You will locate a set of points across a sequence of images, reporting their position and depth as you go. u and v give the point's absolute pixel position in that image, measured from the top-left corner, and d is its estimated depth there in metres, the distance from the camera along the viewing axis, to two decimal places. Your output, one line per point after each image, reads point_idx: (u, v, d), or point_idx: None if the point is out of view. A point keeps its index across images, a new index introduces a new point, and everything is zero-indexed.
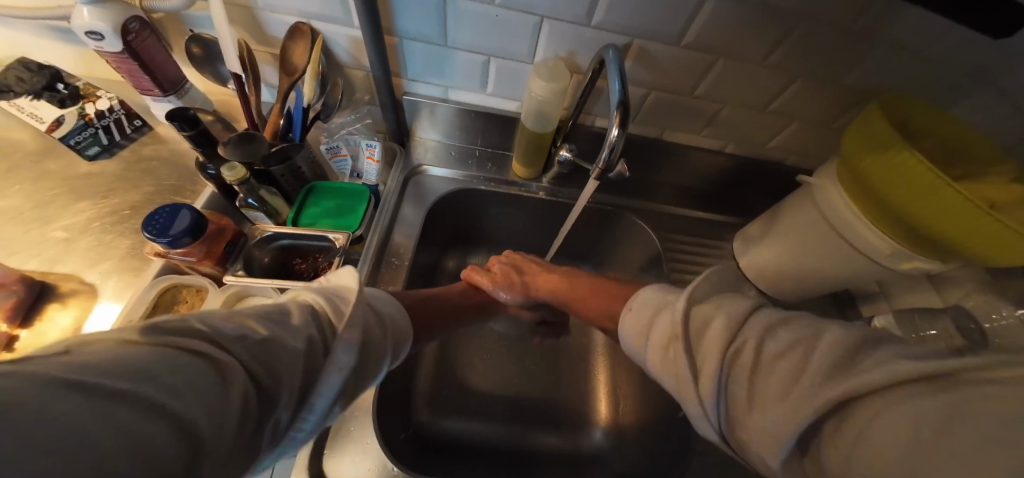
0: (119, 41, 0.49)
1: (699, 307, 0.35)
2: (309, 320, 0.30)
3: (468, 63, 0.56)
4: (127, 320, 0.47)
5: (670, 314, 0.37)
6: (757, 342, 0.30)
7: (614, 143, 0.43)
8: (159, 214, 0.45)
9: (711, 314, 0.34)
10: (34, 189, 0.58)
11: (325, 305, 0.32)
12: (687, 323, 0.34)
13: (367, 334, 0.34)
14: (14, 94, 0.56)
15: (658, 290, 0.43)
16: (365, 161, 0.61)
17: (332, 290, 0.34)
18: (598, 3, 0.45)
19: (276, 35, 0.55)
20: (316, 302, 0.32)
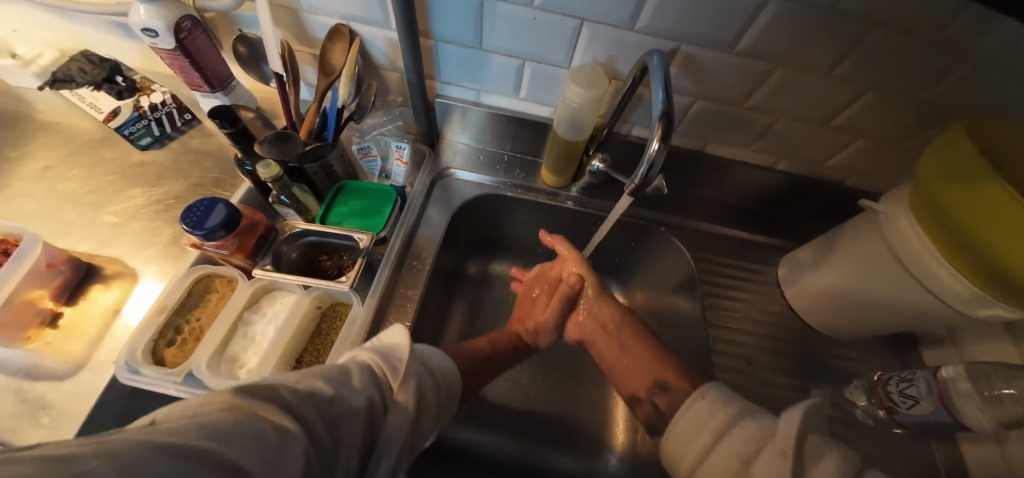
0: (172, 38, 0.51)
1: (808, 436, 0.32)
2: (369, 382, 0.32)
3: (503, 67, 0.54)
4: (162, 304, 0.48)
5: (757, 427, 0.35)
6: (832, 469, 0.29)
7: (654, 157, 0.39)
8: (196, 207, 0.46)
9: (817, 450, 0.31)
10: (93, 174, 0.62)
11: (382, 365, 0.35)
12: (794, 446, 0.31)
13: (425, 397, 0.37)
14: (76, 84, 0.61)
15: (719, 391, 0.40)
16: (395, 163, 0.61)
17: (388, 350, 0.37)
18: (644, 6, 0.43)
19: (318, 36, 0.56)
20: (375, 362, 0.35)
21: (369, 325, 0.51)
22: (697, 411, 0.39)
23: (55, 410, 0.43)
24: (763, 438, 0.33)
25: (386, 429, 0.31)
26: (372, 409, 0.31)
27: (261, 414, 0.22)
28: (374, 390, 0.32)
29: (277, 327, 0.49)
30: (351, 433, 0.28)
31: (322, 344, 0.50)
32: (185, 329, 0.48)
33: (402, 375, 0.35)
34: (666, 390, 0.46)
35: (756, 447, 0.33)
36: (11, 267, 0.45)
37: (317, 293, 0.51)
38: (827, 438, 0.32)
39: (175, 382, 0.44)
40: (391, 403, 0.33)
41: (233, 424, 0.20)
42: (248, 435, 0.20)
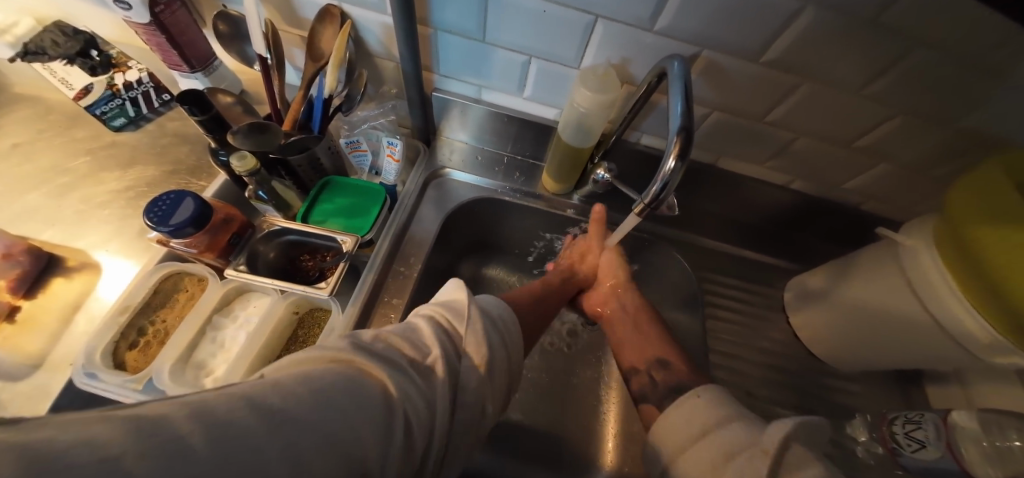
0: (146, 12, 0.46)
1: (792, 445, 0.29)
2: (436, 333, 0.33)
3: (507, 63, 0.50)
4: (124, 303, 0.44)
5: (749, 435, 0.31)
6: (818, 475, 0.27)
7: (669, 176, 0.36)
8: (162, 200, 0.42)
9: (800, 461, 0.28)
10: (62, 154, 0.58)
11: (445, 319, 0.35)
12: (778, 452, 0.29)
13: (495, 345, 0.35)
14: (47, 57, 0.55)
15: (714, 393, 0.37)
16: (386, 160, 0.56)
17: (448, 302, 0.37)
18: (666, 6, 0.38)
19: (307, 17, 0.51)
20: (435, 312, 0.35)
21: (349, 335, 0.47)
22: (689, 409, 0.36)
23: (6, 414, 0.40)
24: (748, 440, 0.31)
25: (464, 370, 0.32)
26: (449, 362, 0.31)
27: (357, 372, 0.25)
28: (442, 339, 0.32)
29: (248, 332, 0.45)
30: (434, 387, 0.29)
31: (298, 354, 0.47)
32: (149, 331, 0.44)
33: (467, 321, 0.34)
34: (665, 367, 0.46)
35: (740, 449, 0.30)
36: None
37: (294, 298, 0.48)
38: (814, 455, 0.29)
39: (134, 390, 0.41)
40: (461, 348, 0.33)
41: (330, 381, 0.22)
42: (346, 392, 0.22)
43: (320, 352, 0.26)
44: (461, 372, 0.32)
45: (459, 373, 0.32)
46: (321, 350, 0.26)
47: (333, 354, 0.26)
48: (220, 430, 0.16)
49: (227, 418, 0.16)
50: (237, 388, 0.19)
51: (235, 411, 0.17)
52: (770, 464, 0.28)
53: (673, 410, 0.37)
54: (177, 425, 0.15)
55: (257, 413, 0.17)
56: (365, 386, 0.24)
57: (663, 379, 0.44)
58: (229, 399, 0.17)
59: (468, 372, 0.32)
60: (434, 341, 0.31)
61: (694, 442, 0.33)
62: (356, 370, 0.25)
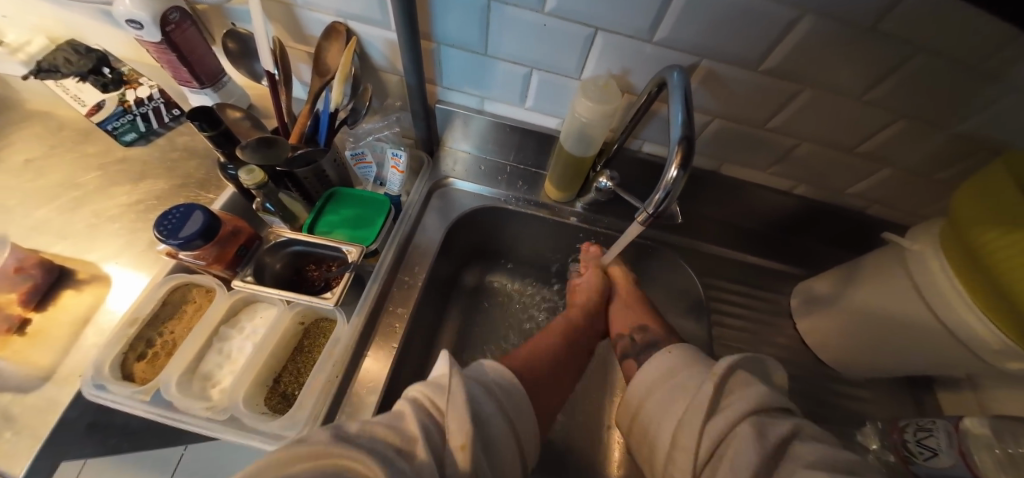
0: (157, 31, 0.48)
1: (735, 373, 0.37)
2: (419, 419, 0.32)
3: (510, 75, 0.51)
4: (133, 315, 0.45)
5: (705, 371, 0.39)
6: (756, 389, 0.35)
7: (671, 184, 0.36)
8: (172, 214, 0.43)
9: (743, 383, 0.36)
10: (74, 169, 0.60)
11: (427, 397, 0.34)
12: (722, 380, 0.36)
13: (484, 419, 0.34)
14: (61, 74, 0.58)
15: (685, 348, 0.44)
16: (390, 171, 0.57)
17: (432, 378, 0.36)
18: (665, 17, 0.39)
19: (314, 33, 0.52)
20: (421, 394, 0.34)
21: (354, 343, 0.47)
22: (666, 359, 0.43)
23: (17, 425, 0.41)
24: (703, 376, 0.38)
25: (448, 460, 0.30)
26: (429, 442, 0.30)
27: (343, 470, 0.25)
28: (424, 427, 0.31)
29: (255, 343, 0.46)
30: (420, 470, 0.28)
31: (303, 364, 0.47)
32: (157, 343, 0.45)
33: (450, 397, 0.33)
34: (644, 330, 0.53)
35: (696, 383, 0.38)
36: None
37: (300, 308, 0.48)
38: (753, 379, 0.37)
39: (142, 402, 0.41)
40: (446, 430, 0.32)
41: None
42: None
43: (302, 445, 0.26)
44: (446, 467, 0.30)
45: (444, 469, 0.30)
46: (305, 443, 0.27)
47: (316, 445, 0.27)
48: None
49: None
50: None
51: None
52: (716, 391, 0.36)
53: (651, 360, 0.44)
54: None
55: None
56: None
57: (641, 339, 0.52)
58: None
59: (452, 468, 0.29)
60: (417, 425, 0.31)
61: (663, 386, 0.41)
62: (339, 466, 0.26)
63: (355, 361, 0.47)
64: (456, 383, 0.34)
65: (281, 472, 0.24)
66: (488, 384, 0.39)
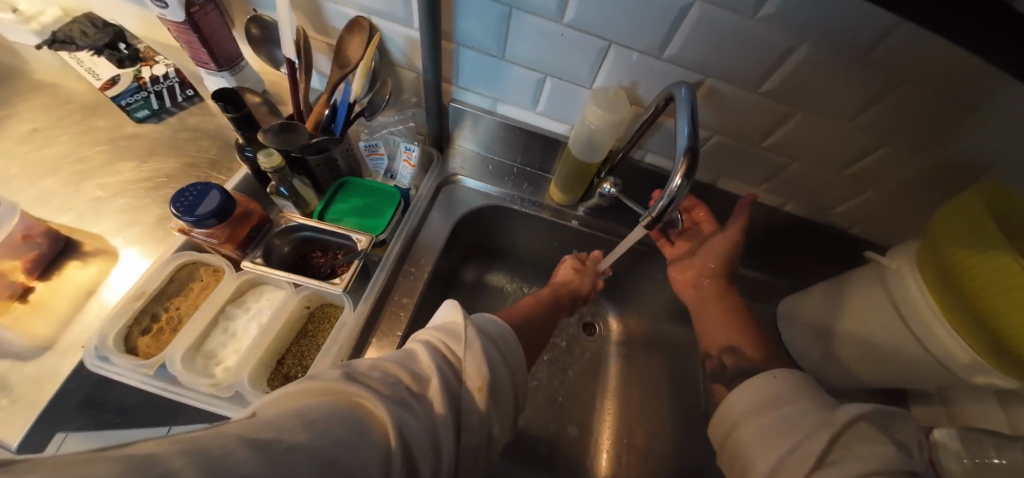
0: (181, 12, 0.49)
1: (860, 425, 0.35)
2: (434, 360, 0.34)
3: (524, 79, 0.53)
4: (140, 290, 0.45)
5: (821, 412, 0.38)
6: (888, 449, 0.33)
7: (675, 193, 0.38)
8: (189, 191, 0.44)
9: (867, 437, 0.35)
10: (81, 141, 0.60)
11: (438, 341, 0.36)
12: (840, 426, 0.35)
13: (495, 368, 0.37)
14: (75, 47, 0.58)
15: (790, 376, 0.43)
16: (401, 164, 0.59)
17: (446, 326, 0.38)
18: (674, 36, 0.42)
19: (335, 26, 0.54)
20: (433, 338, 0.36)
21: (359, 328, 0.49)
22: (766, 384, 0.42)
23: (14, 393, 0.41)
24: (819, 417, 0.37)
25: (467, 400, 0.33)
26: (447, 383, 0.32)
27: (349, 403, 0.26)
28: (441, 366, 0.33)
29: (260, 324, 0.46)
30: (435, 414, 0.30)
31: (307, 347, 0.47)
32: (162, 317, 0.45)
33: (466, 345, 0.35)
34: (736, 352, 0.51)
35: (812, 425, 0.37)
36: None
37: (306, 292, 0.49)
38: (881, 434, 0.35)
39: (144, 375, 0.41)
40: (462, 372, 0.34)
41: (324, 412, 0.24)
42: (342, 425, 0.23)
43: (308, 382, 0.27)
44: (462, 402, 0.33)
45: (460, 403, 0.33)
46: (311, 381, 0.27)
47: (324, 384, 0.27)
48: (213, 464, 0.16)
49: (223, 452, 0.17)
50: (232, 427, 0.20)
51: (230, 446, 0.18)
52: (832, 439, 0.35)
53: (748, 384, 0.43)
54: (170, 463, 0.16)
55: (252, 448, 0.18)
56: (366, 415, 0.26)
57: (734, 362, 0.50)
58: (227, 439, 0.19)
59: (467, 404, 0.33)
60: (430, 364, 0.33)
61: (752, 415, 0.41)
62: (351, 402, 0.26)
63: (360, 346, 0.48)
64: (471, 337, 0.36)
65: (292, 406, 0.24)
66: (494, 337, 0.40)
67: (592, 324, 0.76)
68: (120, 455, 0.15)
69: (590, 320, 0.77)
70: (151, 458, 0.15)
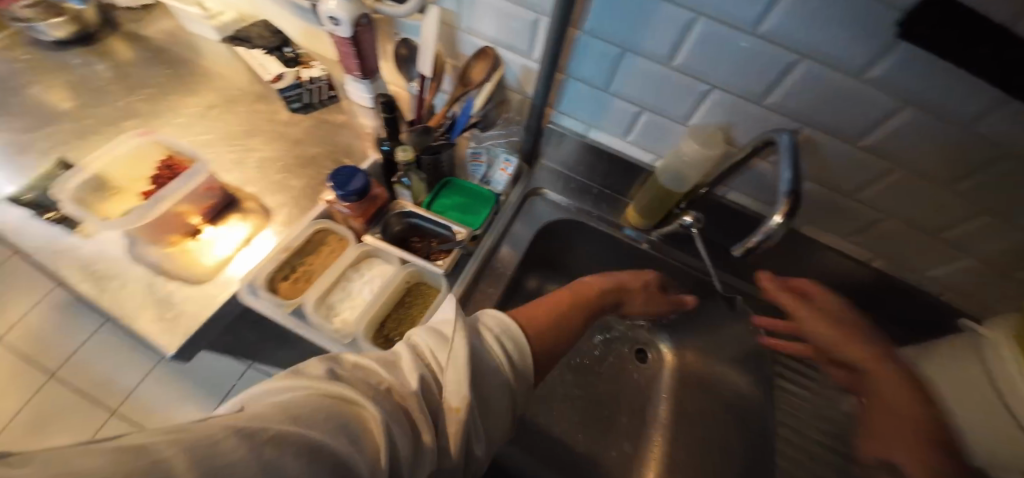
0: (349, 29, 0.59)
1: None
2: (418, 372, 0.33)
3: (622, 111, 0.59)
4: (287, 244, 0.54)
5: None
6: None
7: (772, 230, 0.41)
8: (342, 171, 0.53)
9: None
10: (242, 122, 0.73)
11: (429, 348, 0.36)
12: None
13: (486, 375, 0.36)
14: (251, 45, 0.73)
15: None
16: (498, 172, 0.66)
17: (435, 325, 0.38)
18: (778, 86, 0.46)
19: (464, 53, 0.64)
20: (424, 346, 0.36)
21: (451, 309, 0.56)
22: None
23: (178, 310, 0.49)
24: None
25: (445, 419, 0.32)
26: (430, 398, 0.32)
27: (338, 406, 0.26)
28: (426, 379, 0.33)
29: (372, 290, 0.54)
30: (415, 430, 0.29)
31: (404, 318, 0.54)
32: (299, 269, 0.54)
33: (451, 355, 0.34)
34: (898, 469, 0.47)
35: None
36: (184, 180, 0.53)
37: (410, 269, 0.57)
38: None
39: (283, 313, 0.50)
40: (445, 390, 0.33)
41: (313, 410, 0.24)
42: (329, 424, 0.23)
43: (296, 380, 0.26)
44: (441, 417, 0.32)
45: (440, 417, 0.32)
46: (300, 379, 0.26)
47: (314, 383, 0.27)
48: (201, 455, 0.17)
49: (216, 443, 0.18)
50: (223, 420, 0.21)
51: (220, 438, 0.19)
52: None
53: None
54: (160, 454, 0.17)
55: (237, 440, 0.19)
56: (351, 421, 0.25)
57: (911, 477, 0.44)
58: (217, 431, 0.19)
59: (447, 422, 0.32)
60: (414, 375, 0.32)
61: None
62: (341, 404, 0.26)
63: None
64: (458, 345, 0.35)
65: (284, 404, 0.24)
66: (497, 334, 0.41)
67: (645, 351, 0.78)
68: (109, 446, 0.16)
69: (643, 348, 0.78)
70: (146, 450, 0.16)
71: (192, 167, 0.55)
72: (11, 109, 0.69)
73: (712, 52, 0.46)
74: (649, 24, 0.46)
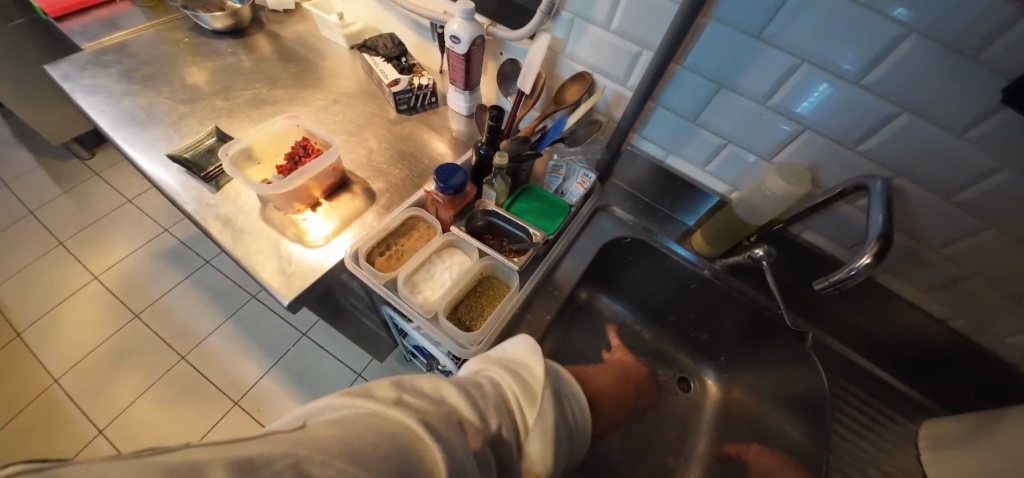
0: (466, 46, 0.69)
1: None
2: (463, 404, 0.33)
3: (705, 141, 0.63)
4: (387, 224, 0.62)
5: None
6: None
7: (858, 270, 0.42)
8: (446, 167, 0.60)
9: None
10: (352, 114, 0.83)
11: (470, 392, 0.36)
12: None
13: None
14: (375, 54, 0.85)
15: None
16: (574, 185, 0.70)
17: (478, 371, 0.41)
18: (874, 134, 0.48)
19: (561, 75, 0.72)
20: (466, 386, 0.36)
21: (518, 306, 0.59)
22: None
23: (293, 265, 0.57)
24: None
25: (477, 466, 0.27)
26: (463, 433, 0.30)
27: (390, 432, 0.26)
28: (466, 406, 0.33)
29: (452, 276, 0.60)
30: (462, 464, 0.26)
31: (474, 307, 0.59)
32: (393, 248, 0.61)
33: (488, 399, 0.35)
34: None
35: None
36: (320, 159, 0.61)
37: (487, 262, 0.62)
38: None
39: (377, 281, 0.56)
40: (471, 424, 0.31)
41: (363, 434, 0.25)
42: (370, 444, 0.24)
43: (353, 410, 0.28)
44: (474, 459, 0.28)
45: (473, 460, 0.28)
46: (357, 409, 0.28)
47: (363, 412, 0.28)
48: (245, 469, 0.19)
49: (265, 458, 0.20)
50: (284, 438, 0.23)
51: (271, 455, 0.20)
52: None
53: None
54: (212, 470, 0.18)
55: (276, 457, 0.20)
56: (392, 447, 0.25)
57: None
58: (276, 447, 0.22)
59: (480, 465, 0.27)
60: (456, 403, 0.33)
61: None
62: (391, 433, 0.26)
63: (515, 322, 0.58)
64: (487, 387, 0.34)
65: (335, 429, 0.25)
66: (507, 371, 0.41)
67: (687, 379, 0.78)
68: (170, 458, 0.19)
69: (685, 375, 0.79)
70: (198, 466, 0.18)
71: (327, 151, 0.63)
72: (172, 82, 0.83)
73: (809, 95, 0.49)
74: (751, 63, 0.51)
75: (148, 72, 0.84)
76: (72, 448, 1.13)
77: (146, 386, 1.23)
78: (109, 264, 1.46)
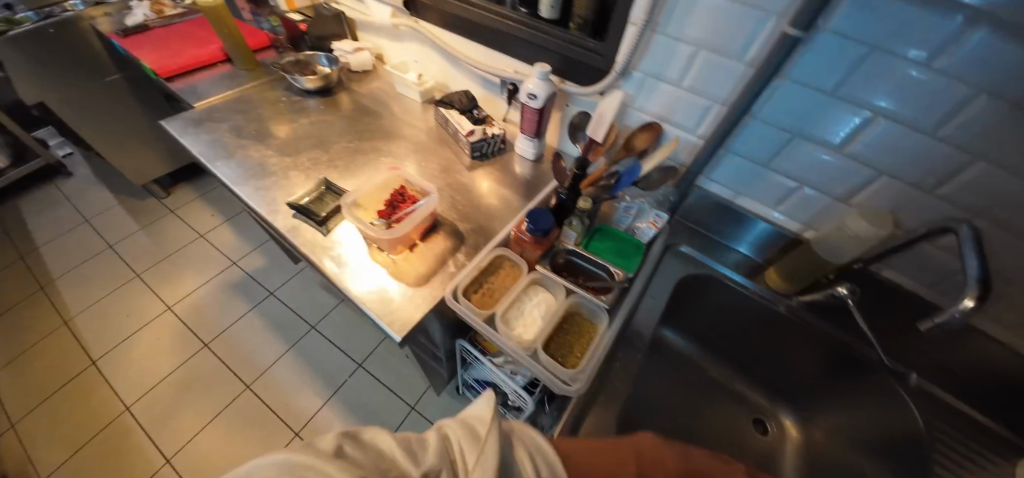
0: (542, 102, 0.79)
1: None
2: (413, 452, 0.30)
3: (777, 184, 0.67)
4: (477, 263, 0.66)
5: None
6: None
7: (962, 311, 0.44)
8: (533, 212, 0.65)
9: None
10: (427, 159, 0.92)
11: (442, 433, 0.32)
12: None
13: None
14: (451, 107, 0.96)
15: None
16: (647, 225, 0.74)
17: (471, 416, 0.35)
18: (955, 180, 0.51)
19: (627, 124, 0.78)
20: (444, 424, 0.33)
21: (610, 345, 0.61)
22: None
23: (396, 300, 0.62)
24: None
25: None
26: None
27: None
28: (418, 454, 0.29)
29: (542, 314, 0.63)
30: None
31: (563, 344, 0.62)
32: (485, 287, 0.65)
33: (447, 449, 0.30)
34: None
35: None
36: (422, 206, 0.69)
37: (572, 299, 0.65)
38: None
39: (475, 318, 0.60)
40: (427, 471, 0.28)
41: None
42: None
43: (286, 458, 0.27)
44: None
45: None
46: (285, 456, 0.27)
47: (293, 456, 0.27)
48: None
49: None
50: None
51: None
52: None
53: None
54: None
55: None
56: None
57: None
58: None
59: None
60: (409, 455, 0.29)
61: None
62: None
63: (606, 361, 0.60)
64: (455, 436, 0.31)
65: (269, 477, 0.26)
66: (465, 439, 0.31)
67: (764, 422, 0.77)
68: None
69: (762, 419, 0.78)
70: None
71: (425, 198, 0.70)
72: (272, 134, 0.95)
73: (885, 145, 0.53)
74: (824, 117, 0.56)
75: (252, 128, 0.96)
76: (144, 476, 1.17)
77: (213, 415, 1.28)
78: (181, 296, 1.57)
